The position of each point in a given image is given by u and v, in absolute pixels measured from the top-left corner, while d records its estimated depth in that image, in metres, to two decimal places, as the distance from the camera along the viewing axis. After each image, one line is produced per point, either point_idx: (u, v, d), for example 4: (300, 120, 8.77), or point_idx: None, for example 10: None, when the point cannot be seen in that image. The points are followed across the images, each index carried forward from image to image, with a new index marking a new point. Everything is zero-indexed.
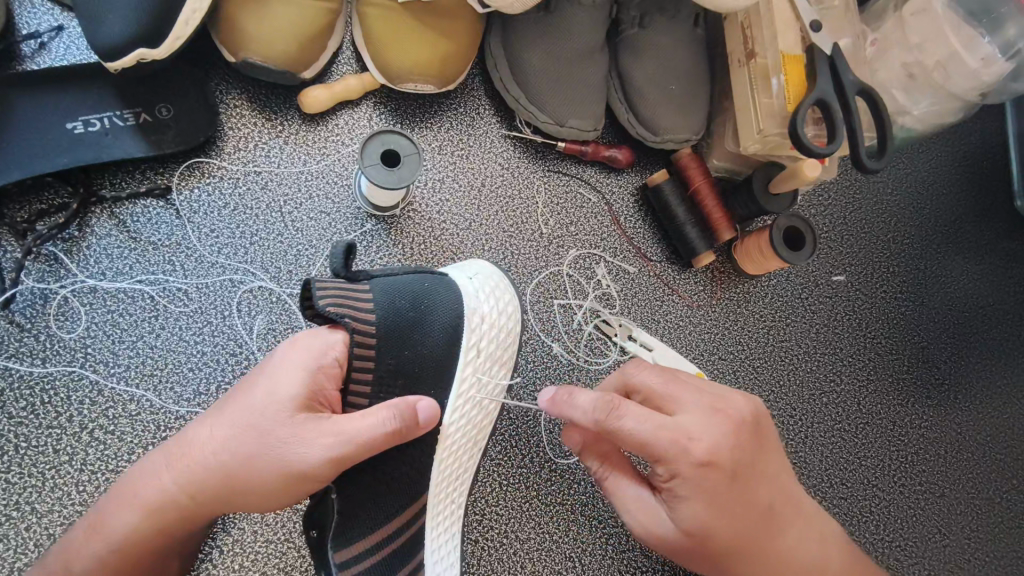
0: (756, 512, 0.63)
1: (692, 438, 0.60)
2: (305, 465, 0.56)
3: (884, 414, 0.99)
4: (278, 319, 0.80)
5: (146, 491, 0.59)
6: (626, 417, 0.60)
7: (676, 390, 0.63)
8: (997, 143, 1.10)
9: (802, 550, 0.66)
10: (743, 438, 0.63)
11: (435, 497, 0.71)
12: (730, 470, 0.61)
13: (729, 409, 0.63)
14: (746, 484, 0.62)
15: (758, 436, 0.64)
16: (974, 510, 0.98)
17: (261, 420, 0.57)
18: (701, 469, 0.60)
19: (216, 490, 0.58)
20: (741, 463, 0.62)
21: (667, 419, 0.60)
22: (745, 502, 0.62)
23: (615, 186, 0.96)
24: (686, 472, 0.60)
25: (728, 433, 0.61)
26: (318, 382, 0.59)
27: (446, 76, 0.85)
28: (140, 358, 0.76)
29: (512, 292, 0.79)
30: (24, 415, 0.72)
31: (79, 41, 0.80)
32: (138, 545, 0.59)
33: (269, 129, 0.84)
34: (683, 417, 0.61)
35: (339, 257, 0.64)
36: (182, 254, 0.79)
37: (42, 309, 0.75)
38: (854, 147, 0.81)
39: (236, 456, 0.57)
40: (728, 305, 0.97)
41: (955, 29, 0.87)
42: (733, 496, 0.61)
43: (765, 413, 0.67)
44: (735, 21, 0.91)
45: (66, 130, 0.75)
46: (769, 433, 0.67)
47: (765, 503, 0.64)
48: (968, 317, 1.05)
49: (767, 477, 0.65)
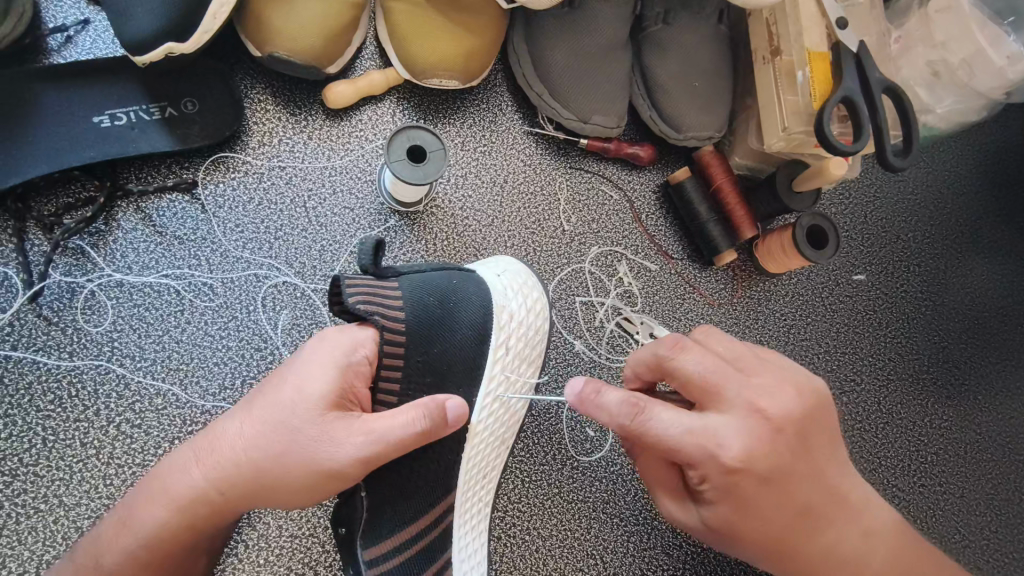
0: (796, 512, 0.62)
1: (720, 445, 0.58)
2: (336, 464, 0.56)
3: (905, 414, 0.99)
4: (303, 315, 0.80)
5: (175, 488, 0.59)
6: (652, 421, 0.59)
7: (714, 386, 0.60)
8: (1019, 141, 1.09)
9: (849, 542, 0.65)
10: (781, 443, 0.60)
11: (462, 494, 0.71)
12: (763, 474, 0.60)
13: (769, 408, 0.60)
14: (784, 485, 0.61)
15: (803, 433, 0.62)
16: (993, 512, 0.98)
17: (292, 417, 0.57)
18: (731, 474, 0.59)
19: (245, 487, 0.58)
20: (779, 465, 0.60)
21: (697, 422, 0.59)
22: (782, 501, 0.61)
23: (637, 183, 0.96)
24: (714, 476, 0.59)
25: (762, 435, 0.59)
26: (349, 380, 0.60)
27: (471, 71, 0.85)
28: (166, 352, 0.76)
29: (540, 290, 0.78)
30: (52, 409, 0.72)
31: (105, 35, 0.80)
32: (168, 540, 0.59)
33: (293, 124, 0.84)
34: (715, 419, 0.59)
35: (368, 253, 0.63)
36: (208, 249, 0.79)
37: (69, 302, 0.75)
38: (880, 146, 0.81)
39: (266, 453, 0.57)
40: (750, 303, 0.97)
41: (981, 28, 0.86)
42: (766, 498, 0.61)
43: (821, 401, 0.63)
44: (760, 18, 0.91)
45: (94, 124, 0.75)
46: (819, 423, 0.63)
47: (807, 501, 0.62)
48: (988, 318, 1.04)
49: (811, 476, 0.62)
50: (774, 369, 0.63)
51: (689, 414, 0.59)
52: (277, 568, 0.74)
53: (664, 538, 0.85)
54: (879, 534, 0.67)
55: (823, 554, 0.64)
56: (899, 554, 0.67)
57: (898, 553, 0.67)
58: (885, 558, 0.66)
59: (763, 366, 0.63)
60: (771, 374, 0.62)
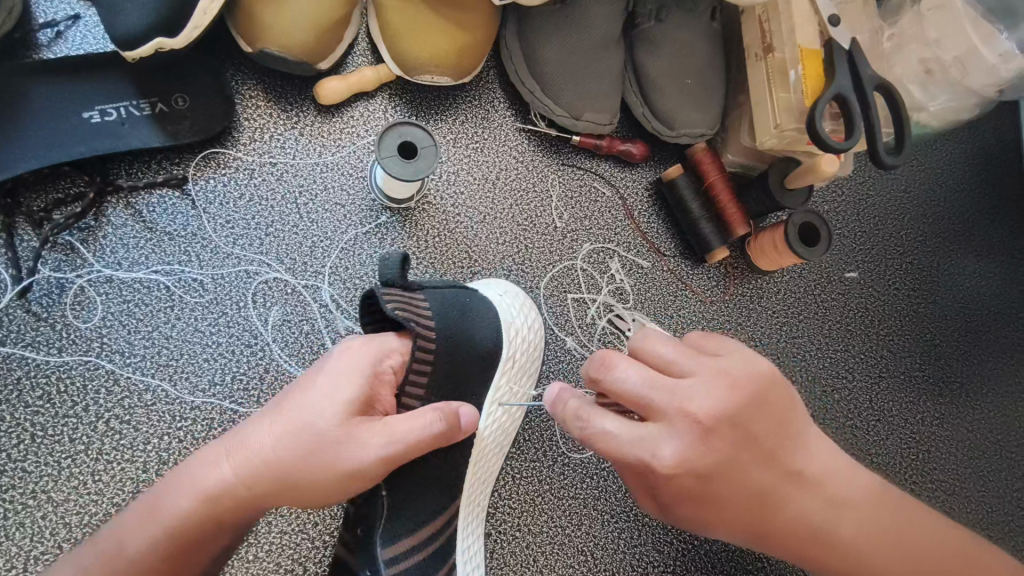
0: (753, 498, 0.61)
1: (655, 455, 0.57)
2: (362, 463, 0.57)
3: (897, 412, 0.99)
4: (294, 311, 0.80)
5: (204, 480, 0.57)
6: (593, 430, 0.58)
7: (644, 395, 0.58)
8: (1012, 139, 1.10)
9: (817, 513, 0.64)
10: (720, 446, 0.58)
11: (466, 500, 0.74)
12: (704, 474, 0.58)
13: (697, 411, 0.57)
14: (737, 480, 0.60)
15: (740, 425, 0.59)
16: (984, 508, 0.98)
17: (325, 408, 0.58)
18: (670, 478, 0.58)
19: (275, 478, 0.56)
20: (724, 466, 0.58)
21: (631, 432, 0.57)
22: (734, 492, 0.60)
23: (630, 180, 0.96)
24: (659, 481, 0.59)
25: (698, 440, 0.57)
26: (376, 385, 0.61)
27: (463, 66, 0.85)
28: (155, 348, 0.76)
29: (537, 311, 0.83)
30: (41, 405, 0.72)
31: (96, 30, 0.80)
32: (193, 533, 0.56)
33: (284, 120, 0.84)
34: (648, 429, 0.57)
35: (395, 266, 0.66)
36: (199, 244, 0.79)
37: (59, 298, 0.75)
38: (871, 142, 0.80)
39: (300, 442, 0.57)
40: (741, 301, 0.97)
41: (974, 24, 0.86)
42: (715, 492, 0.60)
43: (758, 388, 0.60)
44: (753, 15, 0.91)
45: (84, 119, 0.75)
46: (760, 410, 0.60)
47: (760, 488, 0.61)
48: (979, 316, 1.04)
49: (759, 463, 0.60)
50: (709, 368, 0.59)
51: (624, 424, 0.58)
52: (267, 564, 0.74)
53: (655, 535, 0.85)
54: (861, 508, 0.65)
55: (796, 535, 0.64)
56: (881, 517, 0.65)
57: (885, 527, 0.65)
58: (864, 530, 0.65)
59: (699, 365, 0.59)
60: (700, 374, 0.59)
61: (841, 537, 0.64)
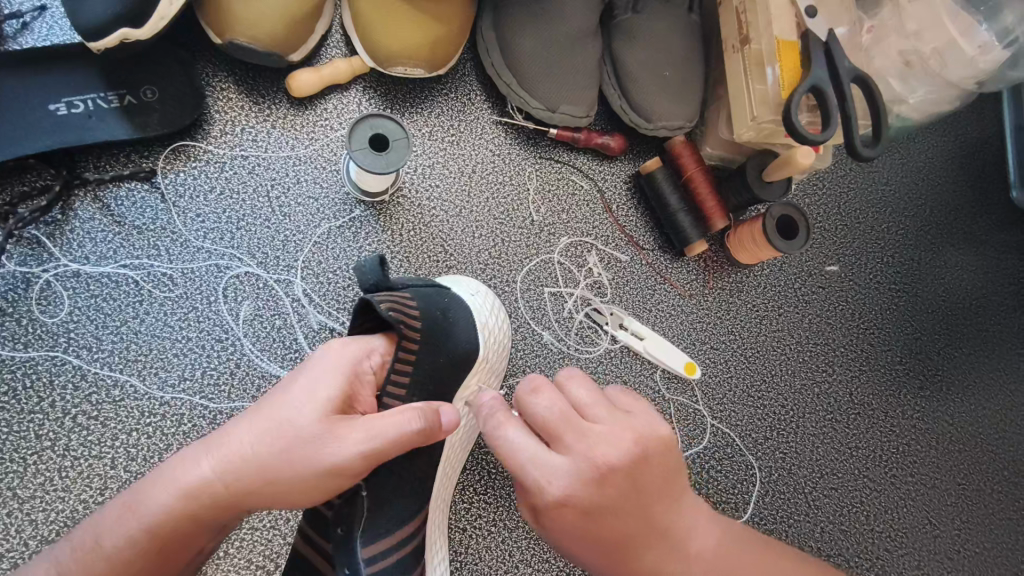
0: (627, 549, 0.57)
1: (546, 482, 0.55)
2: (340, 461, 0.55)
3: (877, 405, 0.99)
4: (265, 305, 0.79)
5: (182, 477, 0.55)
6: (501, 441, 0.57)
7: (558, 426, 0.57)
8: (993, 133, 1.09)
9: None
10: (609, 493, 0.56)
11: (434, 495, 0.73)
12: (588, 512, 0.55)
13: (601, 454, 0.56)
14: (618, 527, 0.57)
15: (636, 477, 0.57)
16: (965, 501, 0.98)
17: (306, 406, 0.56)
18: (553, 509, 0.56)
19: (254, 478, 0.55)
20: (612, 515, 0.56)
21: (535, 454, 0.56)
22: (611, 536, 0.57)
23: (608, 173, 0.95)
24: (542, 508, 0.56)
25: (586, 484, 0.55)
26: (356, 384, 0.60)
27: (435, 60, 0.84)
28: (124, 343, 0.75)
29: (505, 310, 0.83)
30: (5, 401, 0.71)
31: (63, 21, 0.79)
32: (171, 531, 0.54)
33: (257, 113, 0.83)
34: (549, 458, 0.56)
35: (376, 268, 0.64)
36: (168, 239, 0.78)
37: (25, 293, 0.74)
38: (849, 134, 0.80)
39: (278, 439, 0.55)
40: (720, 295, 0.96)
41: (953, 16, 0.85)
42: (592, 531, 0.56)
43: (664, 448, 0.59)
44: (730, 6, 0.90)
45: (49, 111, 0.74)
46: (658, 467, 0.58)
47: (638, 540, 0.57)
48: (961, 309, 1.04)
49: (646, 516, 0.57)
50: (622, 417, 0.59)
51: (529, 445, 0.56)
52: (238, 561, 0.73)
53: None
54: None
55: None
56: None
57: None
58: None
59: (611, 415, 0.58)
60: (613, 419, 0.58)
61: None
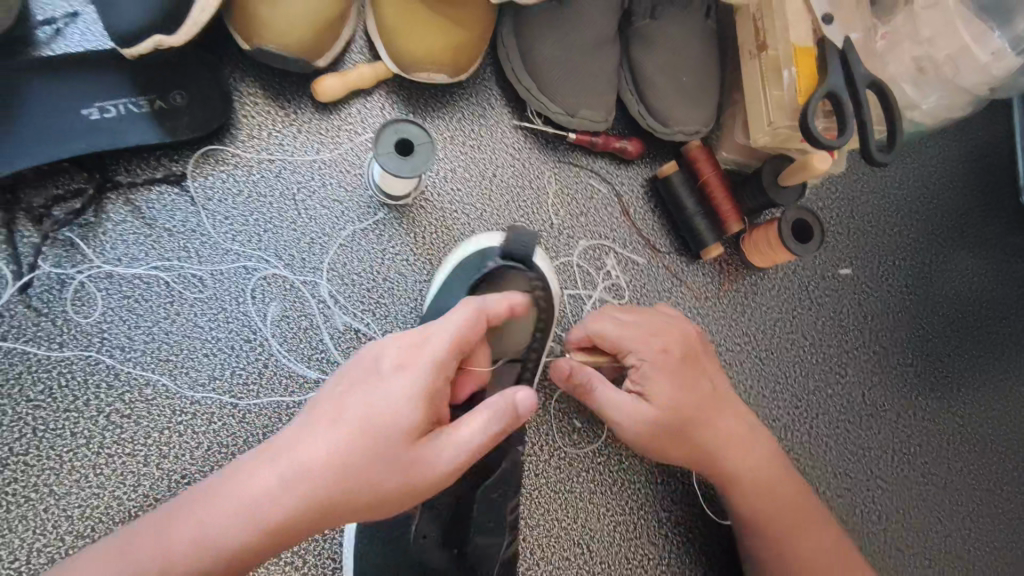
0: (703, 409, 0.79)
1: (649, 346, 0.79)
2: (428, 479, 0.57)
3: (889, 407, 1.00)
4: (292, 306, 0.81)
5: (262, 505, 0.55)
6: (606, 325, 0.80)
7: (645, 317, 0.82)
8: (1004, 137, 1.11)
9: (736, 440, 0.80)
10: (688, 374, 0.79)
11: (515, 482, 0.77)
12: (682, 368, 0.79)
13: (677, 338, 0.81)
14: (697, 393, 0.79)
15: (699, 357, 0.82)
16: (975, 501, 0.99)
17: (398, 421, 0.57)
18: (661, 369, 0.78)
19: (340, 502, 0.55)
20: (693, 382, 0.79)
21: (637, 332, 0.80)
22: (695, 398, 0.78)
23: (625, 178, 0.97)
24: (649, 368, 0.78)
25: (669, 372, 0.78)
26: (437, 396, 0.59)
27: (459, 65, 0.86)
28: (156, 343, 0.77)
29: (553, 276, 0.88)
30: (41, 399, 0.73)
31: (94, 27, 0.81)
32: (259, 553, 0.55)
33: (283, 117, 0.85)
34: (646, 333, 0.80)
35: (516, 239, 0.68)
36: (198, 241, 0.80)
37: (59, 294, 0.75)
38: (864, 141, 0.81)
39: (363, 465, 0.56)
40: (736, 297, 0.98)
41: (965, 23, 0.87)
42: (684, 389, 0.78)
43: (700, 344, 0.83)
44: (747, 13, 0.92)
45: (83, 116, 0.75)
46: (704, 357, 0.82)
47: (706, 405, 0.79)
48: (971, 312, 1.05)
49: (712, 388, 0.81)
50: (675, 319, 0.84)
51: (631, 327, 0.80)
52: (267, 557, 0.75)
53: (650, 528, 0.87)
54: (778, 494, 0.80)
55: (720, 446, 0.79)
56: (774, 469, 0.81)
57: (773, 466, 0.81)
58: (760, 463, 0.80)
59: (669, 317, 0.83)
60: (673, 318, 0.83)
61: (748, 461, 0.80)
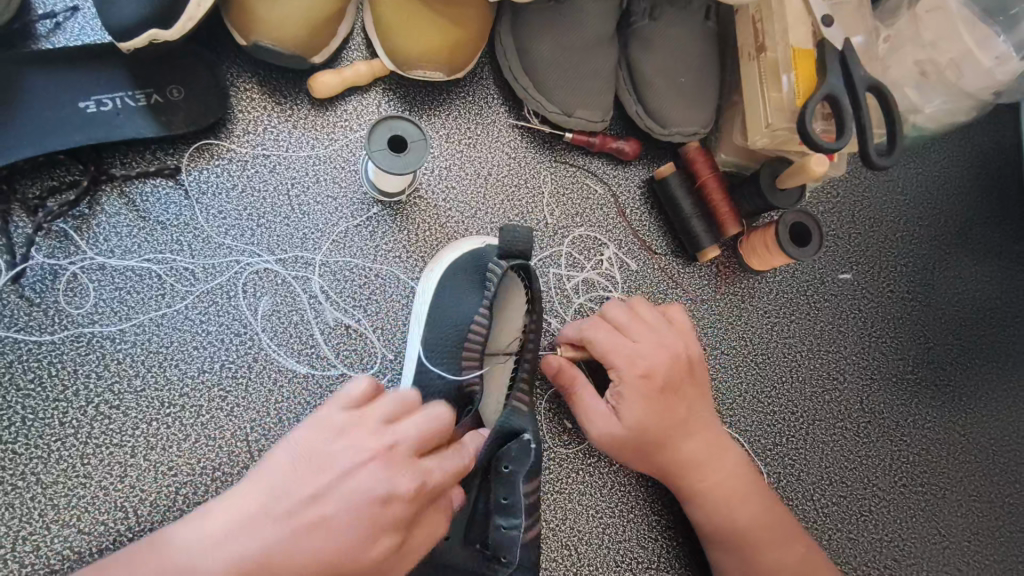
0: (674, 430, 0.78)
1: (631, 362, 0.78)
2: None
3: (887, 415, 0.98)
4: (284, 301, 0.81)
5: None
6: (591, 335, 0.80)
7: (636, 327, 0.80)
8: (1011, 145, 1.09)
9: (704, 465, 0.79)
10: (666, 395, 0.78)
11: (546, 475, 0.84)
12: (660, 389, 0.78)
13: (663, 358, 0.79)
14: (670, 416, 0.78)
15: (685, 379, 0.80)
16: (975, 512, 0.98)
17: (365, 530, 0.54)
18: (633, 390, 0.77)
19: None
20: (671, 403, 0.78)
21: (622, 349, 0.78)
22: (666, 421, 0.78)
23: (623, 178, 0.96)
24: (625, 384, 0.77)
25: (645, 393, 0.77)
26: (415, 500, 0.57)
27: (456, 64, 0.86)
28: (146, 336, 0.77)
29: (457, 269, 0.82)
30: (31, 388, 0.73)
31: (94, 22, 0.81)
32: None
33: (279, 113, 0.85)
34: (631, 348, 0.78)
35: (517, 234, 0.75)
36: (190, 234, 0.80)
37: (52, 284, 0.76)
38: (863, 144, 0.80)
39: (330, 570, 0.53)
40: (732, 300, 0.97)
41: (969, 27, 0.86)
42: (657, 412, 0.77)
43: (693, 366, 0.81)
44: (746, 14, 0.91)
45: (79, 109, 0.76)
46: (691, 380, 0.80)
47: (677, 429, 0.78)
48: (975, 320, 1.04)
49: (688, 413, 0.79)
50: (672, 334, 0.81)
51: (618, 340, 0.79)
52: None
53: (640, 531, 0.86)
54: (744, 513, 0.78)
55: (683, 469, 0.79)
56: (746, 498, 0.79)
57: (745, 493, 0.79)
58: (728, 489, 0.79)
59: (663, 330, 0.81)
60: (670, 333, 0.81)
61: (714, 488, 0.79)
